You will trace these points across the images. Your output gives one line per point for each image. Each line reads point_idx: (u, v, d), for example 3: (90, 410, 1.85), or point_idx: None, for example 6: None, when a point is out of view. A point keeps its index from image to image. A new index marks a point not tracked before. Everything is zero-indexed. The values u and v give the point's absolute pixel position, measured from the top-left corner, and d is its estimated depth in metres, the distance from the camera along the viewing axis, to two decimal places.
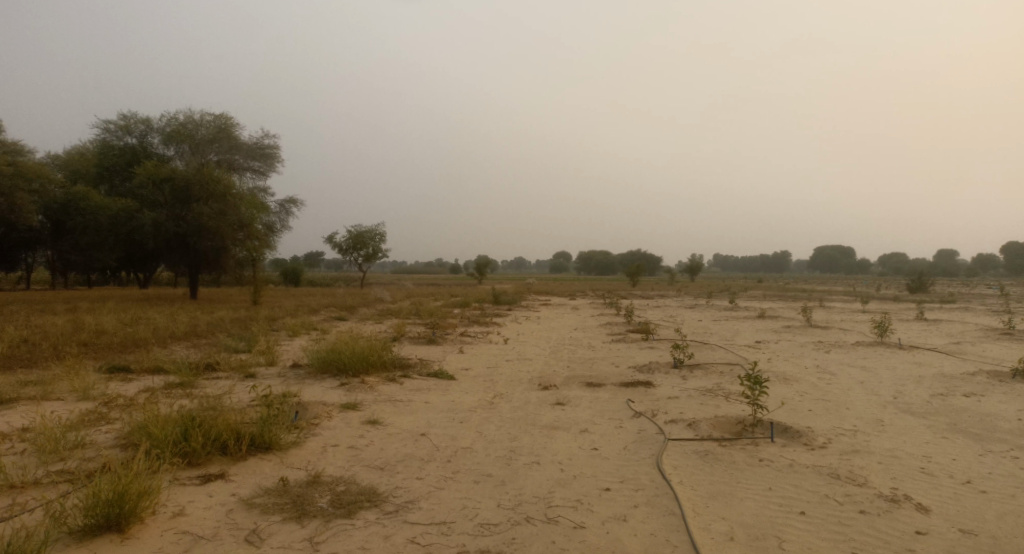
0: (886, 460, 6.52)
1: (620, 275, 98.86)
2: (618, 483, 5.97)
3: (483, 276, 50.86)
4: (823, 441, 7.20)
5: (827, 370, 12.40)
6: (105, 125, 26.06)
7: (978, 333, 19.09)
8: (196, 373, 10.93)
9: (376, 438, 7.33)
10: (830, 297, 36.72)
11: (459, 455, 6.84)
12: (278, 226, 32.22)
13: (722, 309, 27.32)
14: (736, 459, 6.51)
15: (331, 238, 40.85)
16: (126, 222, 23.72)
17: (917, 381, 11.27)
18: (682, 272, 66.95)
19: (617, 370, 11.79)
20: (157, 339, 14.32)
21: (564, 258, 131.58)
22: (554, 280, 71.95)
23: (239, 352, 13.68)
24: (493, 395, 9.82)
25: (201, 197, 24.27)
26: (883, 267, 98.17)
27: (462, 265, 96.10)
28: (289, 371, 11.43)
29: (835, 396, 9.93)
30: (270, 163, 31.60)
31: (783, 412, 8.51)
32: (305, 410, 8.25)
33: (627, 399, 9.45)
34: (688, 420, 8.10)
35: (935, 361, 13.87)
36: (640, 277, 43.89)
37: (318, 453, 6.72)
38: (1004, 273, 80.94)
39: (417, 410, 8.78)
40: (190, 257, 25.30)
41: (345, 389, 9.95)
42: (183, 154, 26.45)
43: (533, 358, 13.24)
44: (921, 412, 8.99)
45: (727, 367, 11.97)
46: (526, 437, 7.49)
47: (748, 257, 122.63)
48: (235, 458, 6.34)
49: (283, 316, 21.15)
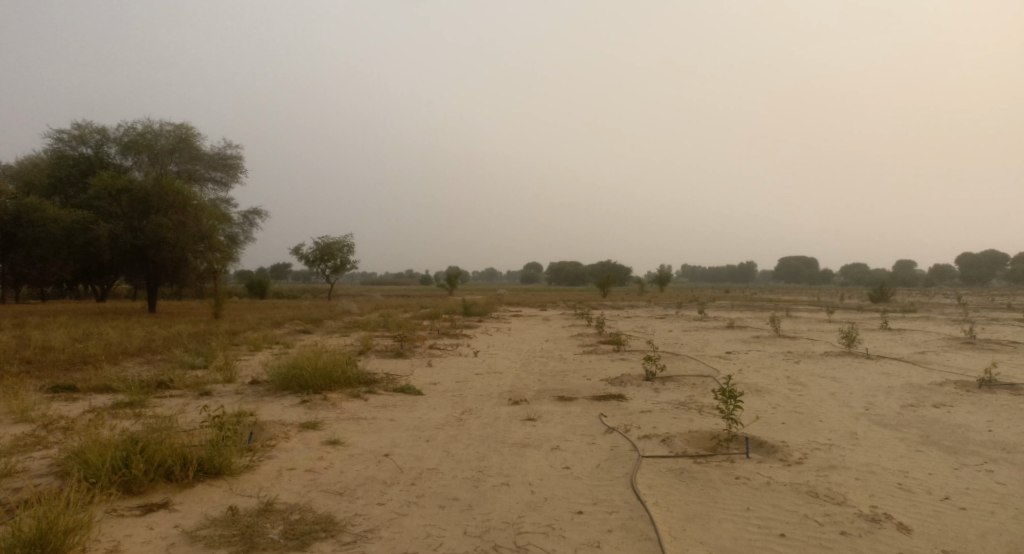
0: (864, 476, 6.35)
1: (590, 285, 99.06)
2: (591, 506, 5.69)
3: (453, 287, 50.37)
4: (799, 456, 7.02)
5: (798, 381, 12.31)
6: (58, 135, 25.21)
7: (941, 342, 19.31)
8: (147, 392, 10.40)
9: (337, 460, 6.94)
10: (796, 307, 37.12)
11: (424, 477, 6.49)
12: (242, 237, 31.49)
13: (692, 320, 27.37)
14: (711, 477, 6.27)
15: (298, 249, 40.10)
16: (80, 235, 22.84)
17: (887, 391, 11.24)
18: (649, 282, 67.32)
19: (589, 383, 11.55)
20: (108, 356, 13.69)
21: (535, 269, 131.56)
22: (525, 292, 71.70)
23: (196, 368, 13.14)
24: (461, 411, 9.48)
25: (160, 208, 23.55)
26: (846, 276, 99.98)
27: (432, 277, 95.49)
28: (248, 389, 10.94)
29: (808, 408, 9.80)
30: (233, 173, 30.96)
31: (757, 426, 8.33)
32: (262, 430, 7.83)
33: (599, 414, 9.21)
34: (662, 435, 7.86)
35: (902, 370, 13.90)
36: (609, 288, 43.88)
37: (273, 477, 6.32)
38: (960, 282, 83.11)
39: (381, 428, 8.41)
40: (149, 269, 24.50)
41: (305, 407, 9.52)
42: (141, 164, 25.72)
43: (503, 371, 12.95)
44: (894, 423, 8.89)
45: (699, 379, 11.81)
46: (494, 457, 7.18)
47: (715, 268, 124.15)
48: (181, 485, 5.92)
49: (245, 330, 20.49)
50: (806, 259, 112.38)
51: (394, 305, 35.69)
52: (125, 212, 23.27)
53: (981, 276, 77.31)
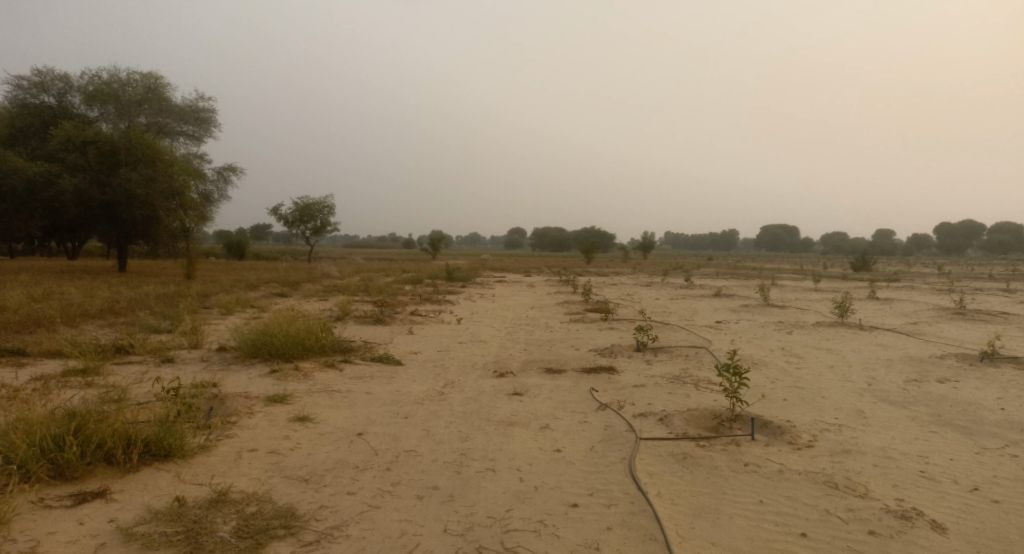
0: (882, 462, 5.82)
1: (573, 251, 98.86)
2: (586, 496, 5.12)
3: (437, 251, 49.51)
4: (810, 439, 6.47)
5: (793, 353, 11.80)
6: (18, 82, 23.83)
7: (931, 312, 18.95)
8: (104, 359, 9.66)
9: (304, 440, 6.28)
10: (779, 275, 36.90)
11: (400, 461, 5.85)
12: (216, 196, 30.35)
13: (677, 288, 26.87)
14: (718, 463, 5.70)
15: (277, 210, 38.96)
16: (44, 187, 21.64)
17: (887, 365, 10.75)
18: (632, 247, 66.95)
19: (577, 354, 10.95)
20: (65, 317, 12.84)
21: (518, 235, 130.84)
22: (507, 257, 70.99)
23: (161, 333, 12.39)
24: (442, 384, 8.82)
25: (129, 163, 22.38)
26: (826, 245, 100.30)
27: (414, 241, 94.25)
28: (213, 356, 10.20)
29: (809, 384, 9.27)
30: (205, 128, 29.74)
31: (760, 405, 7.78)
32: (222, 404, 7.12)
33: (590, 388, 8.61)
34: (659, 414, 7.27)
35: (898, 342, 13.46)
36: (593, 254, 43.25)
37: (230, 461, 5.64)
38: (938, 251, 83.71)
39: (356, 403, 7.75)
40: (119, 226, 23.43)
41: (275, 377, 8.83)
42: (109, 116, 24.47)
43: (488, 340, 12.30)
44: (902, 401, 8.37)
45: (693, 350, 11.28)
46: (479, 437, 6.54)
47: (698, 237, 124.54)
48: (124, 469, 5.23)
49: (216, 292, 19.66)
50: (787, 228, 112.58)
51: (375, 268, 34.93)
52: (92, 165, 22.15)
53: (959, 247, 77.93)
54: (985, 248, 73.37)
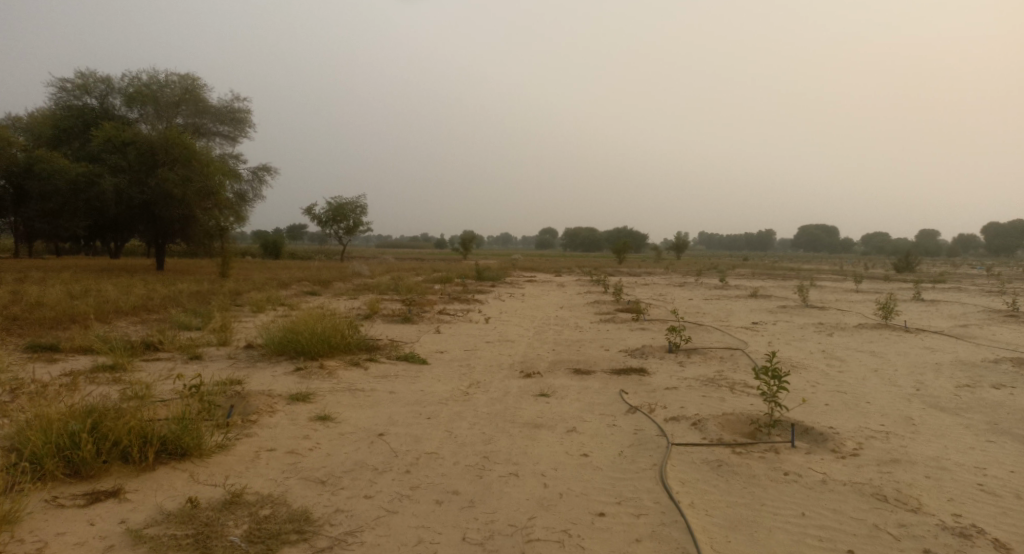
0: (935, 474, 5.41)
1: (605, 251, 98.12)
2: (614, 505, 4.85)
3: (468, 251, 49.42)
4: (854, 447, 6.08)
5: (835, 355, 11.31)
6: (61, 84, 24.36)
7: (981, 315, 18.12)
8: (132, 355, 9.67)
9: (324, 440, 6.11)
10: (818, 276, 36.00)
11: (421, 464, 5.64)
12: (251, 195, 30.65)
13: (712, 288, 26.25)
14: (756, 472, 5.37)
15: (311, 209, 39.29)
16: (85, 187, 22.03)
17: (936, 369, 10.21)
18: (666, 247, 66.19)
19: (607, 354, 10.64)
20: (99, 314, 12.98)
21: (550, 235, 130.38)
22: (539, 257, 70.65)
23: (191, 329, 12.44)
24: (468, 384, 8.61)
25: (166, 163, 22.63)
26: (867, 246, 97.75)
27: (446, 241, 94.50)
28: (240, 353, 10.15)
29: (852, 388, 8.83)
30: (241, 128, 29.99)
31: (800, 410, 7.39)
32: (244, 402, 7.00)
33: (619, 390, 8.31)
34: (693, 418, 6.94)
35: (946, 345, 12.83)
36: (625, 255, 42.70)
37: (247, 460, 5.49)
38: (985, 252, 80.84)
39: (379, 402, 7.57)
40: (156, 225, 23.75)
41: (299, 375, 8.73)
42: (147, 117, 24.86)
43: (516, 339, 12.08)
44: (953, 408, 7.89)
45: (728, 352, 10.89)
46: (503, 439, 6.30)
47: (733, 238, 122.64)
48: (140, 468, 5.11)
49: (248, 290, 19.79)
50: (826, 228, 110.01)
51: (407, 268, 34.99)
52: (131, 165, 22.46)
53: (1007, 247, 75.17)
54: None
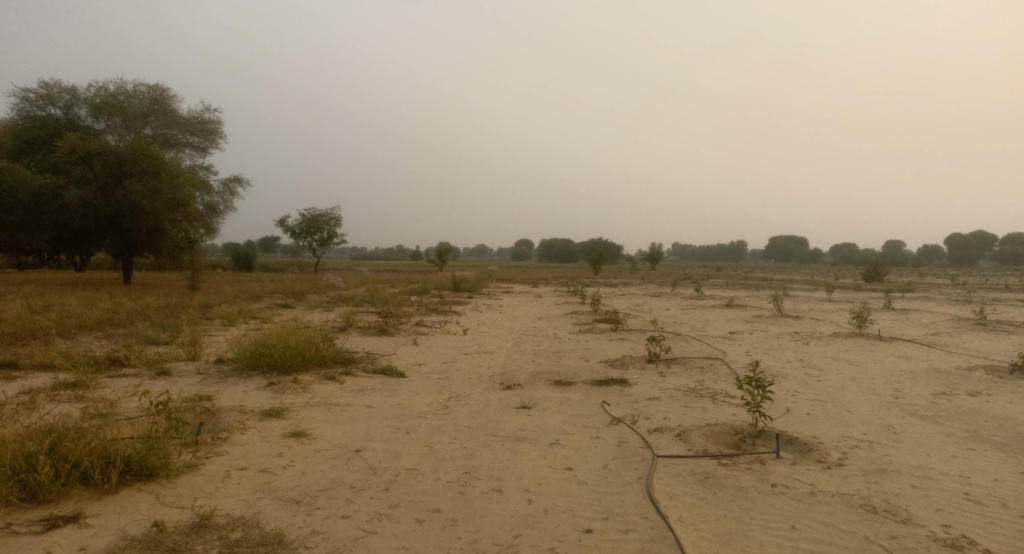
0: (922, 483, 5.37)
1: (580, 262, 98.44)
2: (601, 521, 4.73)
3: (444, 263, 49.16)
4: (839, 456, 6.03)
5: (813, 364, 11.33)
6: (24, 94, 23.74)
7: (952, 323, 18.37)
8: (97, 371, 9.32)
9: (298, 458, 5.89)
10: (791, 285, 36.44)
11: (400, 481, 5.45)
12: (222, 207, 30.13)
13: (688, 298, 26.34)
14: (743, 484, 5.27)
15: (283, 221, 38.78)
16: (49, 199, 21.41)
17: (913, 377, 10.26)
18: (640, 258, 66.60)
19: (587, 365, 10.53)
20: (63, 329, 12.55)
21: (526, 247, 130.59)
22: (514, 268, 70.60)
23: (159, 344, 12.07)
24: (446, 397, 8.42)
25: (135, 174, 22.13)
26: (836, 256, 99.37)
27: (421, 253, 94.05)
28: (211, 368, 9.84)
29: (832, 397, 8.81)
30: (211, 139, 29.53)
31: (783, 419, 7.33)
32: (214, 419, 6.74)
33: (601, 401, 8.19)
34: (676, 429, 6.84)
35: (921, 353, 12.94)
36: (601, 266, 42.78)
37: (217, 481, 5.25)
38: (950, 262, 82.62)
39: (355, 417, 7.35)
40: (124, 238, 23.18)
41: (272, 390, 8.47)
42: (115, 127, 24.33)
43: (494, 351, 11.91)
44: (933, 415, 7.90)
45: (708, 361, 10.84)
46: (484, 454, 6.13)
47: (706, 249, 123.95)
48: (102, 491, 4.84)
49: (219, 303, 19.35)
50: (796, 239, 111.68)
51: (381, 279, 34.66)
52: (98, 177, 21.87)
53: (970, 257, 76.95)
54: (996, 257, 72.44)
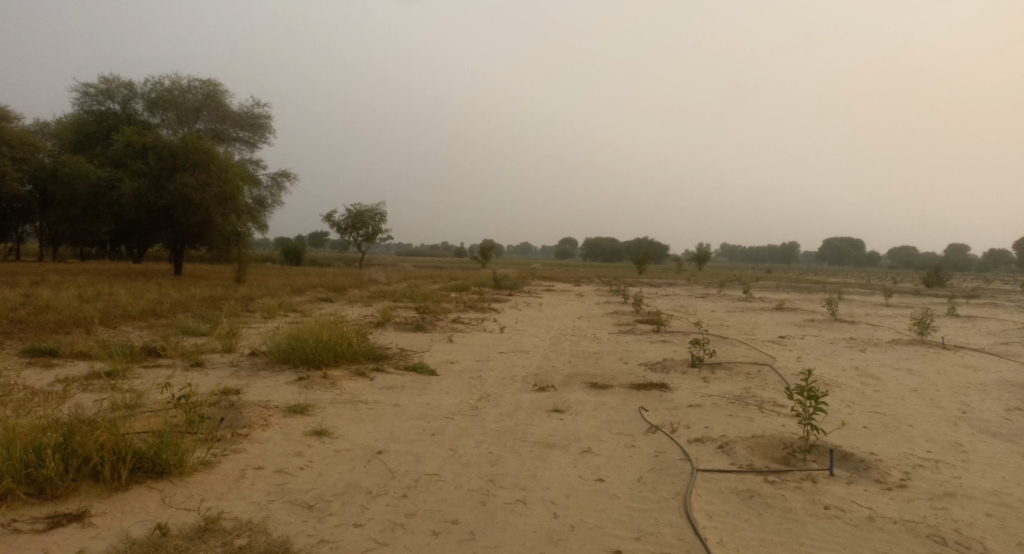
0: (998, 511, 4.81)
1: (626, 261, 97.10)
2: (632, 541, 4.35)
3: (488, 260, 48.99)
4: (900, 477, 5.47)
5: (869, 373, 10.62)
6: (84, 89, 24.37)
7: (1022, 332, 17.23)
8: (131, 361, 9.30)
9: (317, 458, 5.64)
10: (846, 289, 35.24)
11: (420, 487, 5.15)
12: (270, 201, 30.48)
13: (736, 300, 25.50)
14: (793, 505, 4.80)
15: (330, 216, 39.14)
16: (106, 192, 21.88)
17: (981, 390, 9.49)
18: (687, 259, 65.35)
19: (626, 368, 10.07)
20: (106, 318, 12.68)
21: (571, 245, 129.79)
22: (558, 266, 70.02)
23: (197, 335, 12.09)
24: (477, 397, 8.08)
25: (186, 168, 22.45)
26: (893, 259, 95.79)
27: (466, 251, 94.23)
28: (243, 361, 9.73)
29: (891, 409, 8.18)
30: (261, 133, 29.90)
31: (838, 433, 6.77)
32: (237, 414, 6.54)
33: (639, 407, 7.74)
34: (719, 440, 6.36)
35: (988, 364, 12.07)
36: (646, 265, 41.97)
37: (230, 480, 5.03)
38: (1016, 268, 78.76)
39: (381, 416, 7.09)
40: (175, 230, 23.57)
41: (301, 385, 8.28)
42: (169, 122, 24.80)
43: (531, 350, 11.54)
44: (1006, 433, 7.22)
45: (755, 367, 10.27)
46: (511, 460, 5.78)
47: (755, 250, 121.17)
48: (111, 488, 4.67)
49: (261, 296, 19.48)
50: (852, 241, 108.03)
51: (423, 275, 34.76)
52: (152, 170, 22.22)
53: None
54: None
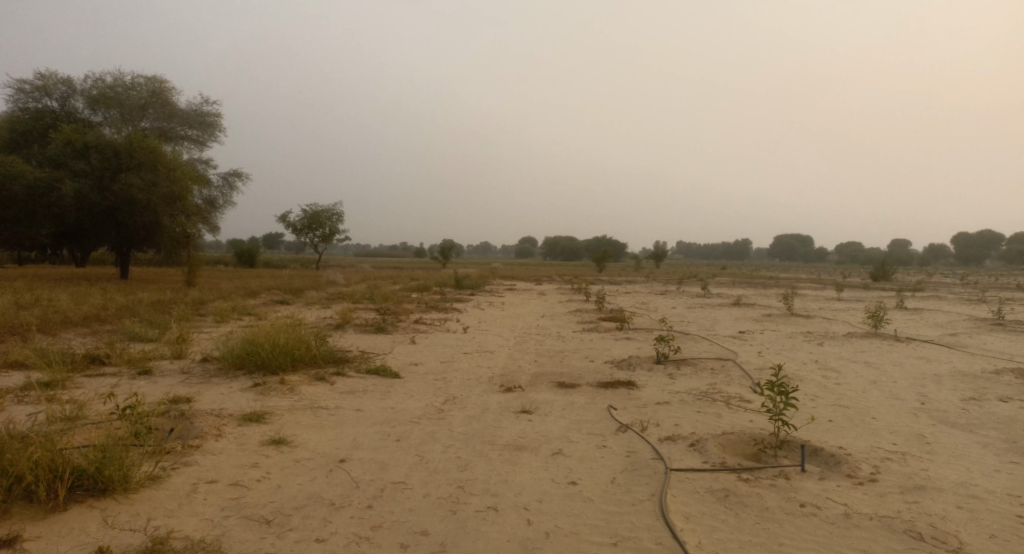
0: (969, 503, 4.82)
1: (584, 260, 97.58)
2: (609, 547, 4.21)
3: (447, 260, 48.53)
4: (871, 471, 5.46)
5: (830, 366, 10.74)
6: (19, 85, 23.21)
7: (969, 323, 17.77)
8: (73, 370, 8.78)
9: (275, 469, 5.34)
10: (799, 283, 36.17)
11: (386, 496, 4.91)
12: (221, 202, 29.57)
13: (695, 297, 25.77)
14: (769, 504, 4.73)
15: (285, 217, 38.27)
16: (45, 193, 20.78)
17: (938, 381, 9.67)
18: (644, 257, 66.00)
19: (592, 366, 9.95)
20: (47, 325, 12.02)
21: (529, 245, 129.96)
22: (517, 265, 69.96)
23: (145, 341, 11.56)
24: (442, 400, 7.86)
25: (131, 167, 21.56)
26: (842, 255, 98.68)
27: (425, 251, 93.40)
28: (195, 368, 9.30)
29: (854, 402, 8.24)
30: (210, 132, 29.00)
31: (806, 427, 6.77)
32: (188, 424, 6.19)
33: (607, 406, 7.63)
34: (690, 438, 6.27)
35: (941, 355, 12.35)
36: (605, 263, 42.18)
37: (181, 496, 4.71)
38: (956, 262, 81.82)
39: (343, 422, 6.82)
40: (120, 232, 22.60)
41: (257, 392, 7.93)
42: (112, 120, 23.81)
43: (495, 350, 11.35)
44: (966, 423, 7.33)
45: (719, 363, 10.27)
46: (480, 465, 5.59)
47: (710, 248, 123.30)
48: (47, 510, 4.31)
49: (213, 299, 18.84)
50: (802, 238, 110.82)
51: (381, 276, 34.25)
52: (94, 170, 21.23)
53: (977, 258, 76.06)
54: (1003, 257, 71.62)
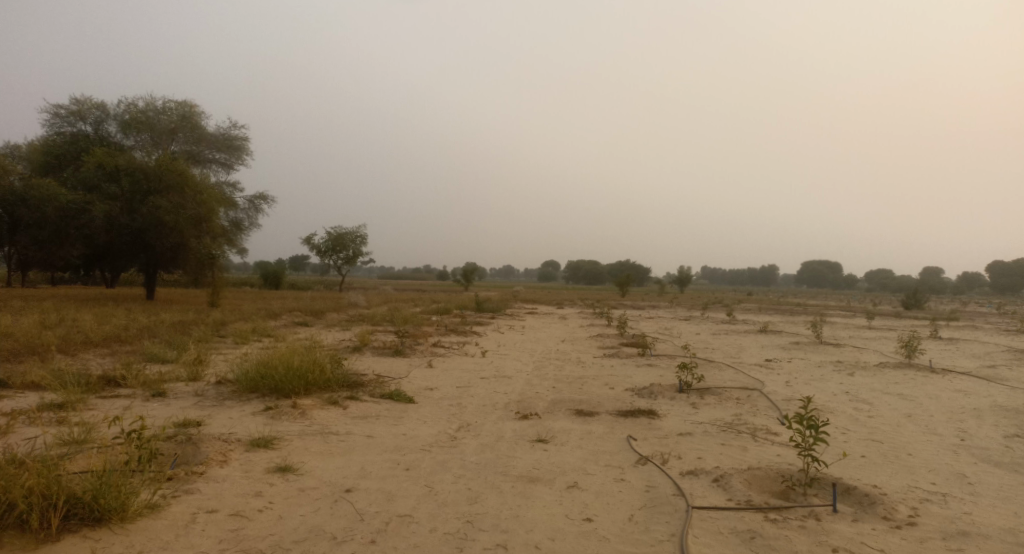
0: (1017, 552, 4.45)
1: (607, 284, 96.93)
2: None
3: (470, 284, 48.42)
4: (909, 513, 5.10)
5: (862, 398, 10.28)
6: (54, 110, 23.80)
7: (1008, 355, 17.07)
8: (87, 391, 8.71)
9: (279, 499, 5.15)
10: (827, 311, 35.39)
11: (391, 530, 4.69)
12: (247, 224, 29.86)
13: (720, 323, 25.28)
14: (798, 548, 4.42)
15: (310, 239, 38.57)
16: (77, 215, 21.09)
17: (977, 416, 9.18)
18: (669, 283, 65.31)
19: (612, 394, 9.65)
20: (67, 345, 12.04)
21: (552, 269, 129.63)
22: (540, 290, 69.66)
23: (163, 362, 11.51)
24: (456, 427, 7.63)
25: (159, 190, 21.84)
26: (872, 282, 96.84)
27: (448, 274, 93.53)
28: (208, 390, 9.18)
29: (888, 436, 7.83)
30: (238, 155, 29.39)
31: (838, 463, 6.40)
32: (194, 450, 6.03)
33: (627, 436, 7.32)
34: (714, 472, 5.96)
35: (979, 388, 11.81)
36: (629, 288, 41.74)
37: (179, 526, 4.53)
38: (991, 291, 79.71)
39: (352, 449, 6.61)
40: (148, 253, 22.84)
41: (267, 416, 7.77)
42: (142, 143, 24.25)
43: (513, 376, 11.09)
44: (1009, 462, 6.89)
45: (745, 392, 9.90)
46: (491, 498, 5.34)
47: (735, 274, 121.85)
48: (39, 539, 4.16)
49: (234, 321, 18.86)
50: (830, 264, 109.09)
51: (403, 299, 34.18)
52: (124, 193, 21.52)
53: (1013, 287, 74.04)
54: None
